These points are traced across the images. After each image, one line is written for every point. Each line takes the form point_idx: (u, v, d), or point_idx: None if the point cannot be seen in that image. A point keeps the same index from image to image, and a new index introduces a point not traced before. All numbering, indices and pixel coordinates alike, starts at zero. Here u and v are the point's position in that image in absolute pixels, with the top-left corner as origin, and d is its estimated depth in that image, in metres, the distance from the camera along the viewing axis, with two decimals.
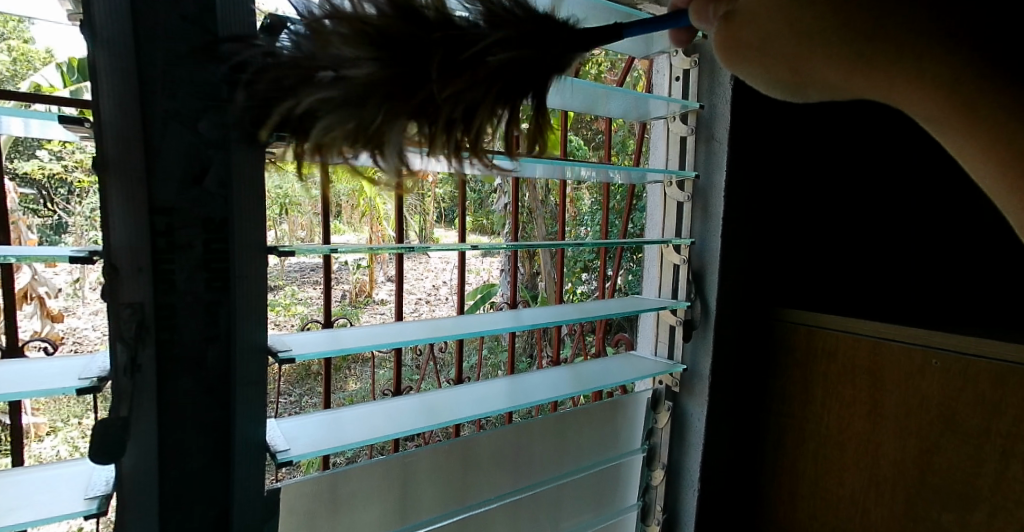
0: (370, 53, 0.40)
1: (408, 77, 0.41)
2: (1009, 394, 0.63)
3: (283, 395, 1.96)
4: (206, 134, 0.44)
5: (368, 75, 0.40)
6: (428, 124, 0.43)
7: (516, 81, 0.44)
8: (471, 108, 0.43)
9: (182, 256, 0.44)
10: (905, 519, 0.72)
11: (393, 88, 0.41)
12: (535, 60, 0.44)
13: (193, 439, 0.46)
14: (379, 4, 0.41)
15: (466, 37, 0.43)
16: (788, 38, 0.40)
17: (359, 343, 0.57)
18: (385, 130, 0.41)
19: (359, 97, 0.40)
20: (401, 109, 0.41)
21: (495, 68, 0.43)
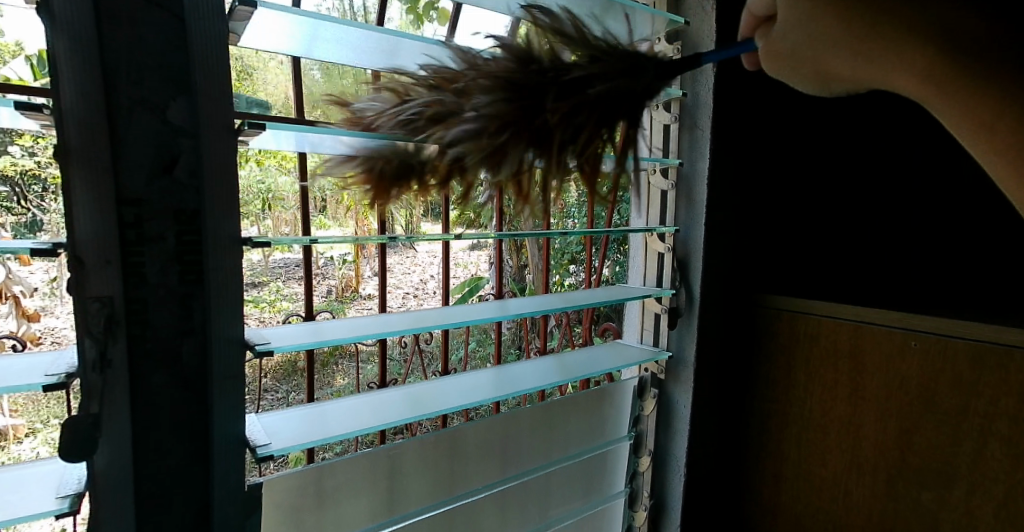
0: (501, 94, 0.51)
1: (529, 111, 0.51)
2: (987, 374, 0.64)
3: (269, 392, 1.94)
4: (176, 122, 0.43)
5: (498, 110, 0.50)
6: (540, 149, 0.52)
7: (611, 109, 0.54)
8: (578, 134, 0.53)
9: (153, 248, 0.43)
10: (885, 499, 0.74)
11: (520, 121, 0.51)
12: (627, 87, 0.54)
13: (170, 435, 0.45)
14: (501, 58, 0.53)
15: (570, 76, 0.53)
16: (816, 35, 0.47)
17: (340, 336, 0.56)
18: (509, 154, 0.51)
19: (494, 128, 0.50)
20: (522, 136, 0.51)
21: (596, 96, 0.53)
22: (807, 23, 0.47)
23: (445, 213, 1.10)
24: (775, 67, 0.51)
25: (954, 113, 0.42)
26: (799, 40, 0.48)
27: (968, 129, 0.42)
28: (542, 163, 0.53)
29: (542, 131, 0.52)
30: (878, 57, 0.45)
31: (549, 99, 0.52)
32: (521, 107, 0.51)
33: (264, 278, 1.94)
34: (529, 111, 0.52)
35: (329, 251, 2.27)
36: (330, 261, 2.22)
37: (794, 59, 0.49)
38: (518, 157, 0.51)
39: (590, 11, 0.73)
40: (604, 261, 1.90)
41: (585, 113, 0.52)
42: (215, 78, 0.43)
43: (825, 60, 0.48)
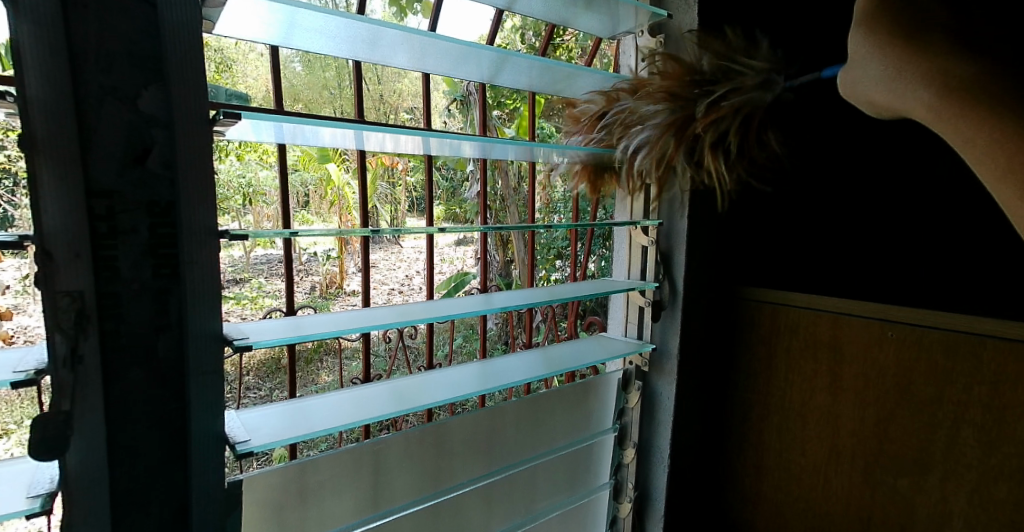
0: (666, 106, 0.72)
1: (686, 118, 0.72)
2: (960, 362, 0.66)
3: (251, 389, 1.92)
4: (148, 112, 0.42)
5: (666, 120, 0.72)
6: (689, 149, 0.73)
7: (747, 115, 0.70)
8: (722, 134, 0.71)
9: (126, 242, 0.42)
10: (863, 486, 0.75)
11: (684, 127, 0.72)
12: (759, 99, 0.70)
13: (146, 433, 0.44)
14: (670, 67, 0.73)
15: (715, 88, 0.70)
16: (876, 62, 0.54)
17: (323, 330, 0.56)
18: (677, 150, 0.72)
19: (665, 135, 0.72)
20: (683, 141, 0.72)
21: (731, 107, 0.69)
22: (869, 46, 0.55)
23: (430, 206, 1.09)
24: (846, 92, 0.59)
25: (978, 142, 0.47)
26: (864, 69, 0.56)
27: (988, 153, 0.46)
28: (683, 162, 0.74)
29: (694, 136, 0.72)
30: (921, 87, 0.51)
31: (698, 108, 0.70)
32: (687, 116, 0.71)
33: (245, 274, 1.98)
34: (684, 120, 0.72)
35: (313, 246, 2.25)
36: (314, 258, 2.21)
37: (860, 84, 0.57)
38: (687, 153, 0.73)
39: (574, 3, 0.74)
40: (590, 256, 1.91)
41: (728, 118, 0.70)
42: (188, 67, 0.42)
43: (879, 87, 0.55)
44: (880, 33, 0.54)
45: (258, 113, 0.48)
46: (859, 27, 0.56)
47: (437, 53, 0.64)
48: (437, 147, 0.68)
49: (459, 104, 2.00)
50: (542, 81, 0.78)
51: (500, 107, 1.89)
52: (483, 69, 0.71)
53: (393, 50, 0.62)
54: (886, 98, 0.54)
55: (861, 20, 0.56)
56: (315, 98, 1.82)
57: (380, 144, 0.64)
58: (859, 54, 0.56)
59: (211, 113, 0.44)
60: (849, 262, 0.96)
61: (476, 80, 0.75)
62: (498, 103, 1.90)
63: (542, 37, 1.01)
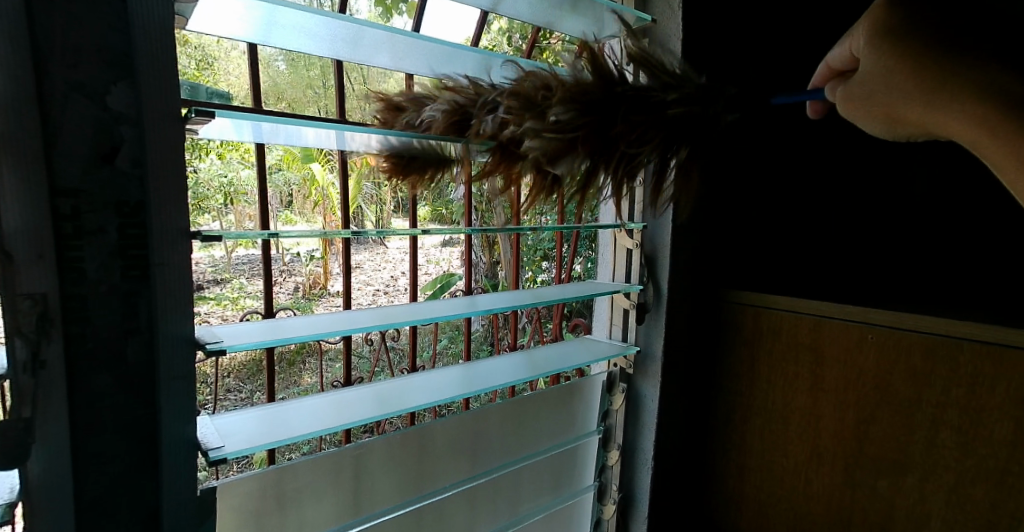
0: (577, 107, 0.61)
1: (599, 123, 0.62)
2: (938, 365, 0.67)
3: (232, 392, 1.89)
4: (117, 109, 0.41)
5: (570, 117, 0.60)
6: (605, 159, 0.64)
7: (675, 131, 0.64)
8: (641, 143, 0.63)
9: (93, 243, 0.41)
10: (844, 487, 0.76)
11: (591, 132, 0.62)
12: (700, 113, 0.63)
13: (114, 440, 0.43)
14: (579, 72, 0.64)
15: (647, 96, 0.64)
16: (900, 79, 0.50)
17: (301, 333, 0.54)
18: (571, 155, 0.61)
19: (569, 128, 0.60)
20: (592, 148, 0.62)
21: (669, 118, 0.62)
22: (893, 64, 0.50)
23: (414, 206, 1.08)
24: (849, 107, 0.55)
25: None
26: (883, 85, 0.52)
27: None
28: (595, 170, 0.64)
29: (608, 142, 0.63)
30: (960, 105, 0.48)
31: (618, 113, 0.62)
32: (596, 123, 0.62)
33: (226, 275, 1.93)
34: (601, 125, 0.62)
35: (296, 247, 2.22)
36: (298, 258, 2.19)
37: (869, 102, 0.53)
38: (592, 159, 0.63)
39: (558, 5, 0.74)
40: (576, 258, 1.91)
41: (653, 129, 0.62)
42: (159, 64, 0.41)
43: (902, 104, 0.51)
44: (903, 48, 0.50)
45: (233, 111, 0.47)
46: (877, 41, 0.51)
47: (420, 55, 0.63)
48: (421, 148, 0.67)
49: None
50: None
51: None
52: (465, 71, 0.71)
53: (377, 50, 0.61)
54: (902, 115, 0.52)
55: (874, 36, 0.51)
56: (298, 97, 1.80)
57: (364, 145, 0.63)
58: (877, 71, 0.52)
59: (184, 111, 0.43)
60: (831, 265, 0.97)
61: (460, 82, 0.74)
62: None
63: (528, 38, 1.01)
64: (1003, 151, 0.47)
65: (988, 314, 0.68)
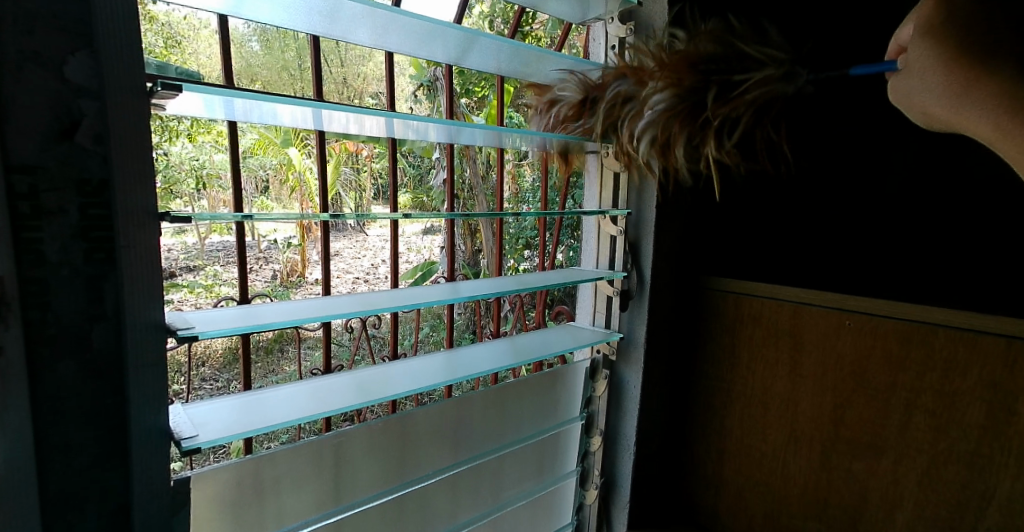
0: (674, 92, 0.68)
1: (693, 106, 0.69)
2: (914, 350, 0.68)
3: (208, 381, 1.85)
4: (76, 82, 0.39)
5: (669, 105, 0.68)
6: (693, 138, 0.70)
7: (765, 106, 0.68)
8: (733, 123, 0.68)
9: (53, 223, 0.39)
10: (820, 470, 0.77)
11: (686, 117, 0.69)
12: (783, 92, 0.68)
13: (81, 429, 0.41)
14: (684, 47, 0.70)
15: (734, 80, 0.68)
16: (936, 77, 0.50)
17: (277, 319, 0.53)
18: (675, 138, 0.70)
19: (668, 116, 0.69)
20: (687, 128, 0.69)
21: (751, 100, 0.67)
22: (929, 61, 0.50)
23: (394, 191, 1.05)
24: (892, 96, 0.55)
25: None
26: (920, 80, 0.51)
27: None
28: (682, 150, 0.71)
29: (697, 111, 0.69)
30: (986, 107, 0.47)
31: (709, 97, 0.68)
32: (697, 102, 0.69)
33: (199, 262, 1.90)
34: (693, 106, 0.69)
35: (273, 234, 2.19)
36: (274, 245, 2.16)
37: (911, 96, 0.53)
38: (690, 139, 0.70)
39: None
40: (559, 247, 1.90)
41: (743, 108, 0.67)
42: (122, 35, 0.39)
43: (937, 102, 0.51)
44: (942, 45, 0.49)
45: (204, 86, 0.44)
46: (920, 37, 0.50)
47: (399, 31, 0.61)
48: (402, 130, 0.66)
49: (426, 90, 1.96)
50: (512, 64, 0.75)
51: (468, 93, 1.86)
52: (448, 50, 0.69)
53: (354, 24, 0.58)
54: (939, 114, 0.51)
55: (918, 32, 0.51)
56: (272, 79, 1.73)
57: (343, 125, 0.61)
58: (918, 67, 0.51)
59: (149, 84, 0.41)
60: (809, 253, 0.98)
61: (442, 61, 0.72)
62: (467, 90, 1.87)
63: (511, 21, 0.98)
64: (1016, 150, 0.47)
65: (961, 300, 0.69)
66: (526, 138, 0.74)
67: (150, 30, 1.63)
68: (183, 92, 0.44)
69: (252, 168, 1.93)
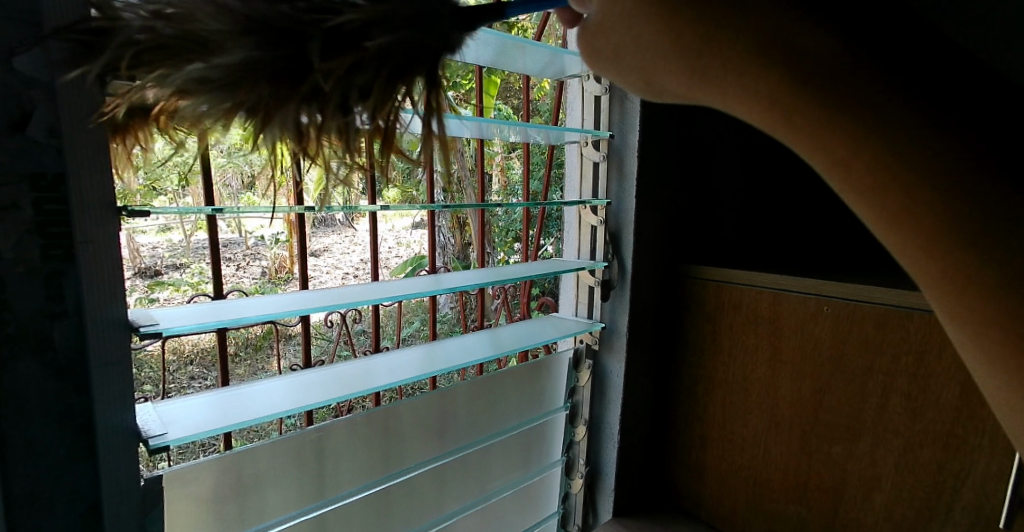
0: (250, 38, 0.41)
1: (292, 68, 0.43)
2: (890, 334, 0.68)
3: (196, 379, 1.84)
4: (26, 73, 0.38)
5: (244, 57, 0.41)
6: (318, 108, 0.46)
7: (403, 62, 0.46)
8: (366, 91, 0.46)
9: (7, 219, 0.38)
10: (801, 455, 0.77)
11: (272, 78, 0.43)
12: (419, 44, 0.46)
13: (43, 430, 0.41)
14: None
15: (340, 24, 0.44)
16: (662, 42, 0.43)
17: (247, 314, 0.52)
18: (277, 114, 0.44)
19: (254, 76, 0.42)
20: (274, 106, 0.44)
21: (376, 52, 0.45)
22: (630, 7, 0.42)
23: (374, 185, 1.03)
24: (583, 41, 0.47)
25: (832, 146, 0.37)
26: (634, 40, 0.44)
27: (846, 179, 0.37)
28: (320, 119, 0.46)
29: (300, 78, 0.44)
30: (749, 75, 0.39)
31: (313, 52, 0.43)
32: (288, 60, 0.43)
33: (185, 259, 1.89)
34: (294, 70, 0.44)
35: (259, 229, 2.17)
36: (261, 241, 2.15)
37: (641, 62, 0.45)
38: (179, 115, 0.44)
39: None
40: (548, 239, 1.89)
41: (371, 63, 0.45)
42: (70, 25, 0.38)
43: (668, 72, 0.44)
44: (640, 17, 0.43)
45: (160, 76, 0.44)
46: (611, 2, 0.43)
47: None
48: None
49: None
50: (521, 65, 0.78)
51: (455, 87, 1.85)
52: None
53: None
54: (666, 77, 0.45)
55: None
56: None
57: None
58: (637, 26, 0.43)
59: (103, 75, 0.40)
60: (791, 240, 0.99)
61: None
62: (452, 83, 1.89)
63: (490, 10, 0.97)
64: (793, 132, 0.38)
65: None
66: (548, 132, 0.77)
67: None
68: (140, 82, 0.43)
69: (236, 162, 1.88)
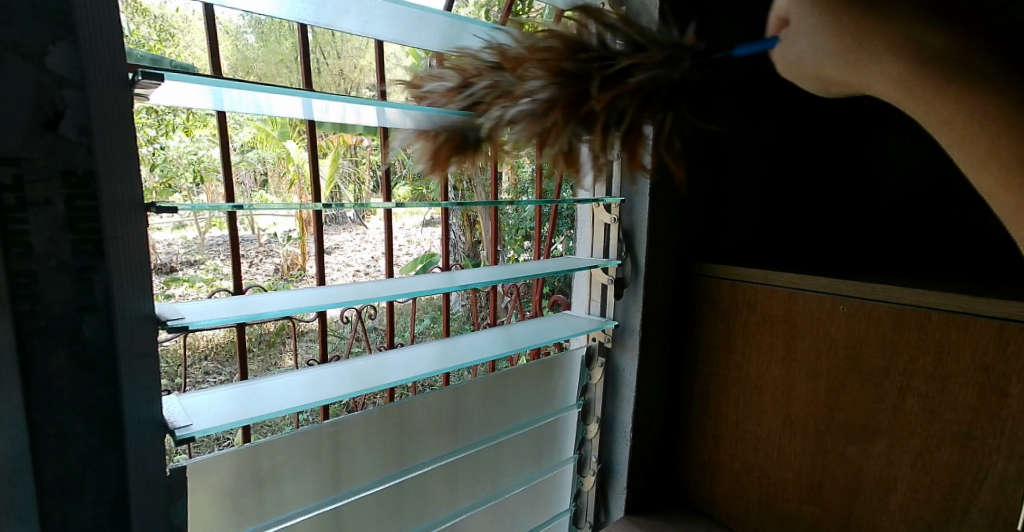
0: (556, 81, 0.54)
1: (579, 96, 0.54)
2: (907, 334, 0.67)
3: (211, 375, 1.87)
4: (58, 72, 0.39)
5: (553, 95, 0.53)
6: (586, 131, 0.55)
7: (653, 95, 0.54)
8: (622, 114, 0.54)
9: (40, 215, 0.39)
10: (815, 454, 0.77)
11: (566, 106, 0.53)
12: (667, 80, 0.54)
13: (73, 420, 0.42)
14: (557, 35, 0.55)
15: (614, 65, 0.54)
16: (830, 39, 0.40)
17: (268, 310, 0.53)
18: (568, 126, 0.54)
19: (552, 112, 0.53)
20: (569, 123, 0.53)
21: (636, 86, 0.53)
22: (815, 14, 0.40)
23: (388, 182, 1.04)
24: (779, 67, 0.44)
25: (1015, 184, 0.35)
26: (805, 42, 0.41)
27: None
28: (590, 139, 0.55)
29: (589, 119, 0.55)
30: (886, 58, 0.38)
31: (593, 85, 0.53)
32: (579, 92, 0.54)
33: (200, 256, 1.92)
34: (582, 96, 0.54)
35: (273, 227, 2.20)
36: (274, 239, 2.18)
37: (803, 63, 0.42)
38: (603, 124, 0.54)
39: None
40: (558, 237, 1.90)
41: (629, 94, 0.53)
42: (100, 24, 0.39)
43: (835, 66, 0.40)
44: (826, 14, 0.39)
45: (188, 75, 0.45)
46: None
47: (387, 15, 0.60)
48: (397, 120, 0.66)
49: None
50: None
51: None
52: (438, 37, 0.68)
53: (343, 11, 0.59)
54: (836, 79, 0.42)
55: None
56: (269, 72, 1.97)
57: (338, 115, 0.62)
58: (810, 27, 0.41)
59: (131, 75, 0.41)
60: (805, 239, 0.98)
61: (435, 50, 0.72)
62: None
63: (503, 8, 0.97)
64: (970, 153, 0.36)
65: (956, 283, 0.69)
66: None
67: (143, 23, 1.69)
68: (166, 82, 0.44)
69: (249, 161, 1.99)
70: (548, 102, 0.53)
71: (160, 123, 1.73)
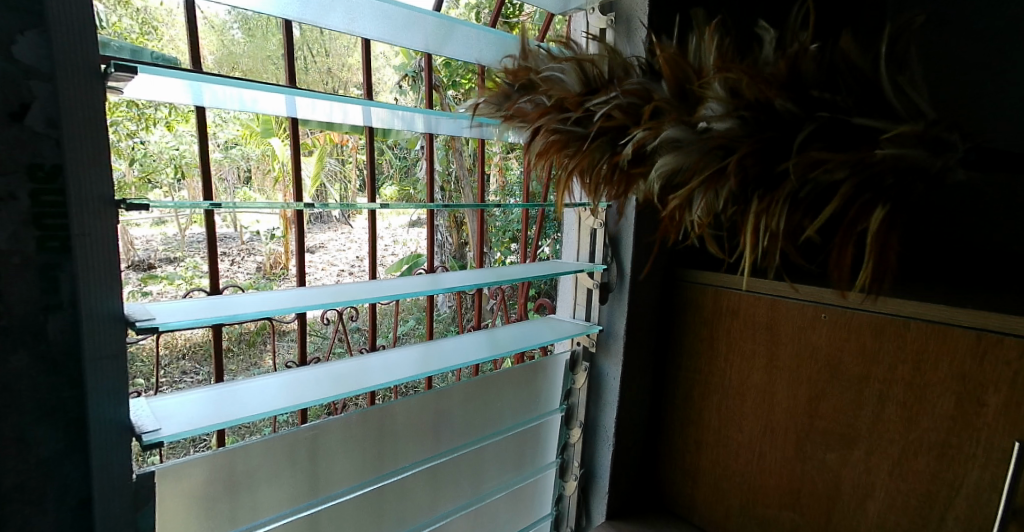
0: (752, 121, 0.54)
1: (769, 146, 0.53)
2: (887, 343, 0.68)
3: (188, 375, 1.83)
4: (26, 62, 0.38)
5: (734, 134, 0.54)
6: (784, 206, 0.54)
7: (886, 177, 0.49)
8: (822, 189, 0.52)
9: (4, 210, 0.38)
10: (795, 461, 0.78)
11: (754, 152, 0.54)
12: (922, 162, 0.48)
13: (36, 423, 0.40)
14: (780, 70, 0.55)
15: (852, 126, 0.50)
16: None
17: (244, 310, 0.51)
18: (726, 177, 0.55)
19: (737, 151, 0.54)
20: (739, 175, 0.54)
21: (873, 159, 0.49)
22: None
23: (374, 181, 1.03)
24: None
25: None
26: None
27: None
28: (768, 210, 0.55)
29: (772, 178, 0.55)
30: None
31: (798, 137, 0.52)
32: (767, 146, 0.53)
33: (180, 253, 1.89)
34: (772, 138, 0.53)
35: (256, 225, 2.17)
36: (257, 236, 2.15)
37: None
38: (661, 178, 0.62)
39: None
40: (545, 240, 1.90)
41: (836, 171, 0.50)
42: (73, 16, 0.38)
43: None
44: None
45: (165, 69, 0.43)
46: None
47: (375, 13, 0.60)
48: (383, 119, 0.65)
49: (410, 80, 2.12)
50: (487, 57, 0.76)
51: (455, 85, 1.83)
52: (426, 37, 0.67)
53: (330, 7, 0.58)
54: None
55: None
56: (255, 67, 1.94)
57: (322, 113, 0.60)
58: None
59: (103, 66, 0.40)
60: None
61: (420, 50, 0.71)
62: (453, 82, 1.91)
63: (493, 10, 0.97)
64: None
65: (936, 293, 0.69)
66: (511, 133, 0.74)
67: (124, 15, 1.67)
68: (139, 75, 0.43)
69: (233, 158, 1.97)
70: (716, 136, 0.55)
71: (141, 117, 1.68)
